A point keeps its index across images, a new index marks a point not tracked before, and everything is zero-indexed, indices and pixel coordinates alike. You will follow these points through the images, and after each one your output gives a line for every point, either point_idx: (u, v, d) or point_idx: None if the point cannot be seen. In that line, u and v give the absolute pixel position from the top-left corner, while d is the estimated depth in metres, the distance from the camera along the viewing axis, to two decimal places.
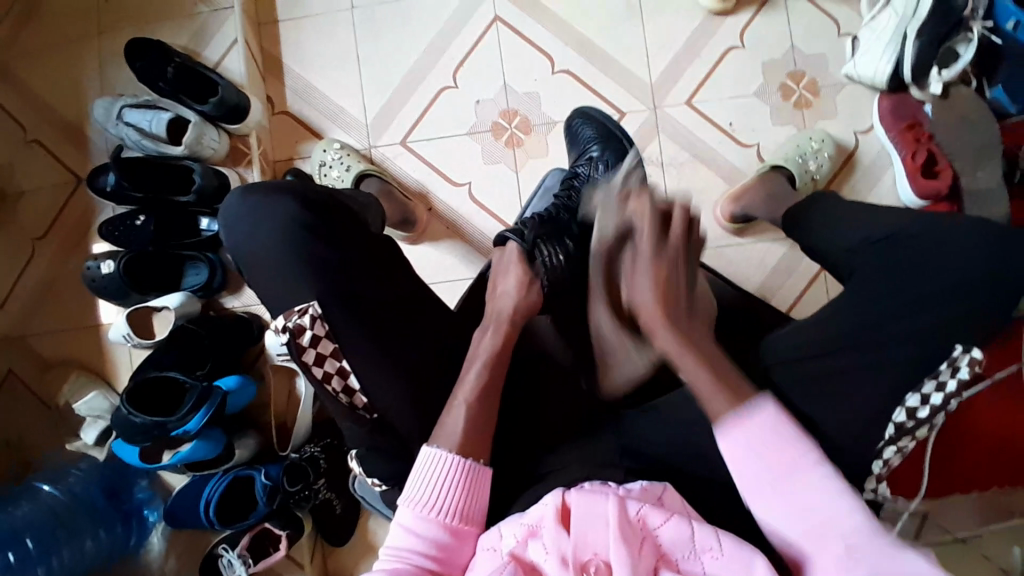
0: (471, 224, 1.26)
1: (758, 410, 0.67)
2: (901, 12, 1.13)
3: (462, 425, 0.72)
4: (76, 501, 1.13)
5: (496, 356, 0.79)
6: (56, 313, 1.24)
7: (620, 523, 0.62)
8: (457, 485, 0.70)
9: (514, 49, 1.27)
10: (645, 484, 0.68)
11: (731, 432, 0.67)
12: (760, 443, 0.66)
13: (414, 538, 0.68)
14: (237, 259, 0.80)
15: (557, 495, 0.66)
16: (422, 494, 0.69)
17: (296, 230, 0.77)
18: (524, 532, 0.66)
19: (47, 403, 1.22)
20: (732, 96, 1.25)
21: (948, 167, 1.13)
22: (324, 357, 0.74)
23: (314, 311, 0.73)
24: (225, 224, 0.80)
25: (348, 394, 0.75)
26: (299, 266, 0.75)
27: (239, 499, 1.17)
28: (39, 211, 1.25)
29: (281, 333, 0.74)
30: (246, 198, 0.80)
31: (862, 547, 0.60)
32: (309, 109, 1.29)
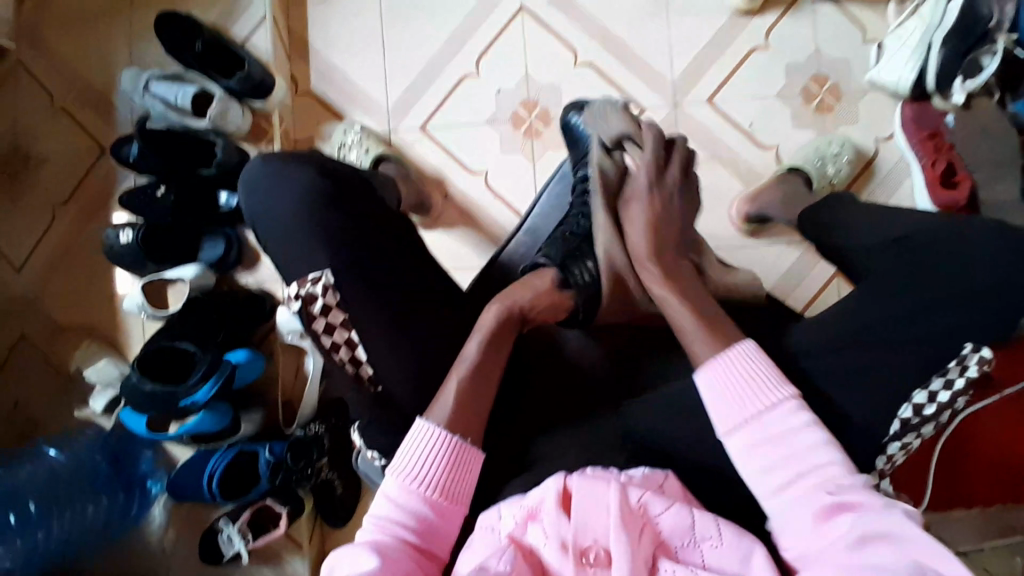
0: (486, 212, 1.26)
1: (736, 348, 0.70)
2: (929, 19, 1.12)
3: (455, 396, 0.73)
4: (80, 469, 1.13)
5: (498, 332, 0.77)
6: (72, 280, 1.25)
7: (622, 509, 0.62)
8: (442, 457, 0.70)
9: (538, 40, 1.28)
10: (645, 471, 0.69)
11: (713, 364, 0.70)
12: (740, 376, 0.68)
13: (396, 509, 0.68)
14: (254, 225, 0.81)
15: (559, 479, 0.66)
16: (408, 464, 0.70)
17: (313, 199, 0.78)
18: (524, 514, 0.66)
19: (58, 367, 1.24)
20: (753, 98, 1.25)
21: (967, 176, 1.10)
22: (334, 327, 0.75)
23: (327, 280, 0.74)
24: (246, 188, 0.82)
25: (356, 366, 0.76)
26: (314, 233, 0.76)
27: (240, 476, 1.17)
28: (61, 177, 1.27)
29: (293, 300, 0.75)
30: (269, 164, 0.81)
31: (845, 491, 0.60)
32: (331, 90, 1.30)
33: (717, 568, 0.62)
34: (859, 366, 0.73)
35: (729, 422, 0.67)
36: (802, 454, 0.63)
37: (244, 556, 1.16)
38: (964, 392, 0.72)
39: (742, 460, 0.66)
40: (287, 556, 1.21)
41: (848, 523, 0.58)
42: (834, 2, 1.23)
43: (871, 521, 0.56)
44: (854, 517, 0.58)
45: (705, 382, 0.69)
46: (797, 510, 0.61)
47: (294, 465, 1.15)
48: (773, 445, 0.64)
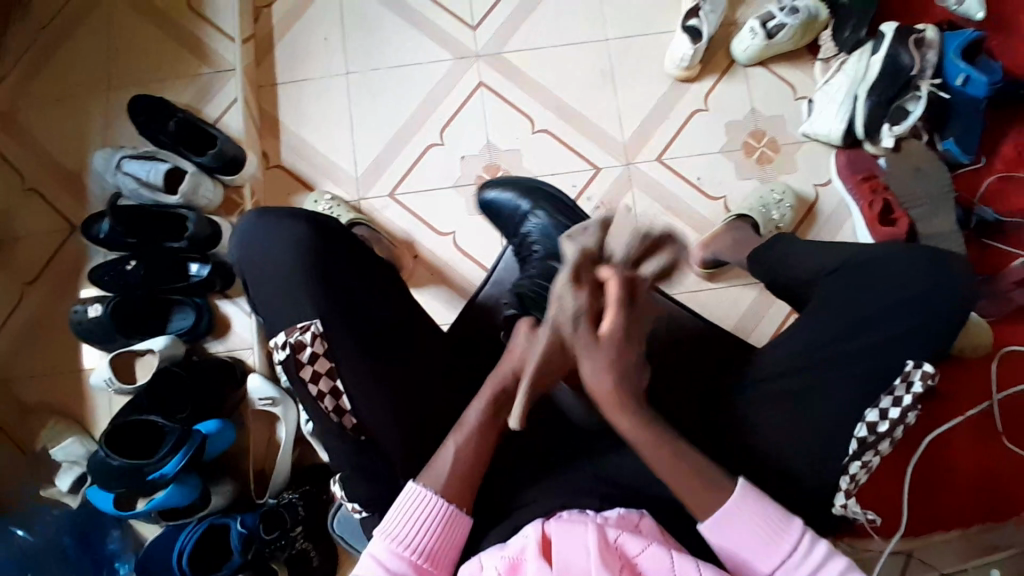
0: (455, 270, 1.30)
1: (734, 495, 0.72)
2: (853, 74, 1.26)
3: (451, 463, 0.74)
4: (51, 546, 1.14)
5: (500, 400, 0.77)
6: (38, 359, 1.24)
7: (601, 548, 0.64)
8: (429, 520, 0.71)
9: (496, 110, 1.37)
10: (621, 511, 0.71)
11: (711, 520, 0.71)
12: (742, 524, 0.71)
13: (383, 570, 0.69)
14: (244, 271, 0.81)
15: (537, 527, 0.68)
16: (394, 525, 0.71)
17: (305, 251, 0.79)
18: (506, 565, 0.66)
19: (21, 448, 1.20)
20: (698, 154, 1.34)
21: (903, 213, 1.21)
22: (319, 374, 0.75)
23: (316, 328, 0.76)
24: (238, 238, 0.82)
25: (339, 413, 0.75)
26: (295, 290, 0.78)
27: (211, 552, 1.12)
28: (30, 257, 1.27)
29: (281, 349, 0.75)
30: (264, 218, 0.81)
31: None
32: (301, 163, 1.36)
33: None
34: (817, 383, 0.80)
35: (754, 564, 0.70)
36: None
37: None
38: (914, 408, 0.76)
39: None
40: None
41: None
42: (764, 66, 1.36)
43: None
44: None
45: (714, 539, 0.72)
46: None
47: (269, 537, 1.11)
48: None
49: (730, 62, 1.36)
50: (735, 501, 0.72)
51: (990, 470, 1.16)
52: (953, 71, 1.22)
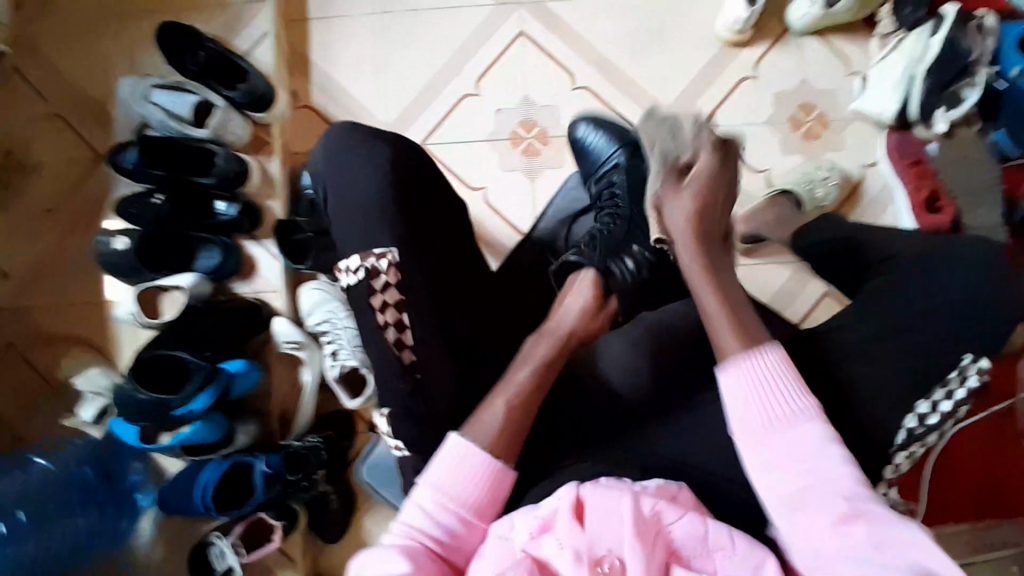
0: (485, 226, 1.29)
1: (764, 351, 0.70)
2: (911, 53, 1.19)
3: (497, 422, 0.73)
4: (69, 478, 1.09)
5: (550, 360, 0.80)
6: (62, 289, 1.23)
7: (636, 519, 0.64)
8: (482, 479, 0.70)
9: (537, 63, 1.32)
10: (659, 481, 0.71)
11: (737, 368, 0.70)
12: (756, 383, 0.69)
13: (431, 523, 0.68)
14: (326, 187, 0.81)
15: (571, 490, 0.68)
16: (449, 482, 0.69)
17: (379, 178, 0.79)
18: (538, 525, 0.66)
19: (45, 378, 1.21)
20: (744, 124, 1.29)
21: (950, 202, 1.18)
22: (387, 305, 0.74)
23: (392, 257, 0.75)
24: (324, 149, 0.83)
25: (398, 347, 0.74)
26: (346, 239, 0.78)
27: (235, 488, 1.13)
28: (54, 186, 1.25)
29: (354, 272, 0.76)
30: (355, 134, 0.82)
31: (859, 500, 0.61)
32: (333, 105, 1.32)
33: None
34: (865, 376, 0.79)
35: (750, 428, 0.67)
36: (821, 468, 0.63)
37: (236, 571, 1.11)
38: (965, 401, 0.78)
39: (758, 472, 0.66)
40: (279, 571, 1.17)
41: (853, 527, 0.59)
42: (819, 36, 1.30)
43: (876, 521, 0.59)
44: (865, 524, 0.59)
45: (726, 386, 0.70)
46: (813, 517, 0.61)
47: (291, 478, 1.13)
48: (780, 463, 0.65)
49: (784, 29, 1.30)
50: (762, 362, 0.70)
51: (1005, 466, 1.16)
52: (1011, 59, 1.17)
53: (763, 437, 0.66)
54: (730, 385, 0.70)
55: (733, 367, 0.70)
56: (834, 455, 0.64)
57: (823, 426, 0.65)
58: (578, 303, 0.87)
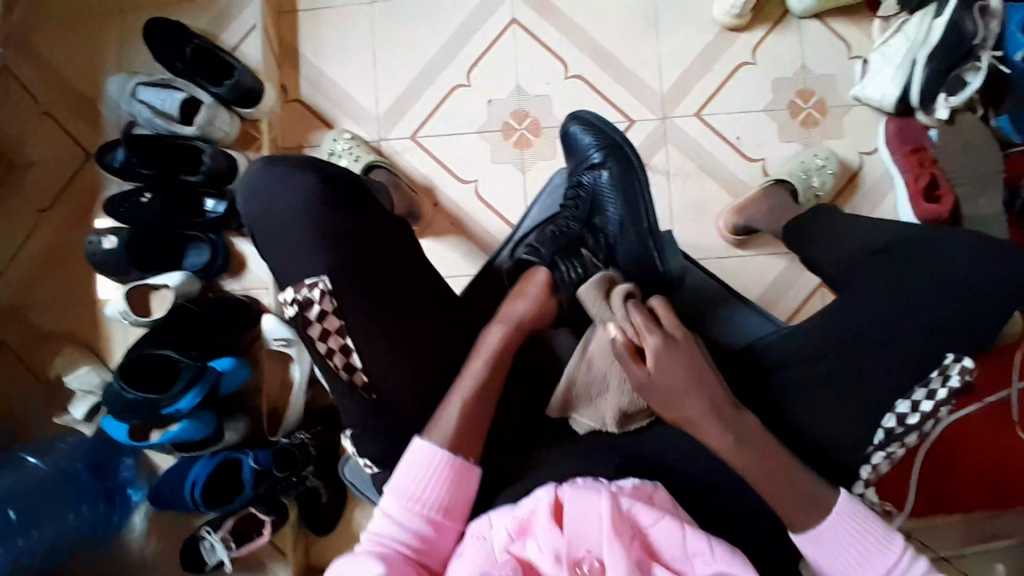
0: (475, 220, 1.27)
1: (836, 507, 0.69)
2: (913, 36, 1.14)
3: (457, 413, 0.72)
4: (62, 476, 1.11)
5: (501, 353, 0.77)
6: (53, 288, 1.24)
7: (613, 517, 0.62)
8: (445, 481, 0.70)
9: (529, 51, 1.29)
10: (635, 482, 0.68)
11: (811, 533, 0.69)
12: (841, 541, 0.69)
13: (398, 528, 0.68)
14: (254, 223, 0.79)
15: (550, 491, 0.65)
16: (405, 484, 0.69)
17: (311, 198, 0.77)
18: (515, 526, 0.64)
19: (37, 375, 1.22)
20: (741, 111, 1.26)
21: (949, 190, 1.14)
22: (329, 332, 0.75)
23: (324, 285, 0.74)
24: (245, 187, 0.80)
25: (348, 371, 0.75)
26: (314, 240, 0.75)
27: (226, 482, 1.14)
28: (45, 183, 1.25)
29: (289, 304, 0.75)
30: (272, 168, 0.79)
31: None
32: (321, 99, 1.31)
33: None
34: (850, 376, 0.77)
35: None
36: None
37: (226, 564, 1.12)
38: (947, 401, 0.77)
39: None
40: (271, 565, 1.18)
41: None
42: (819, 19, 1.25)
43: None
44: None
45: (807, 546, 0.70)
46: None
47: (280, 475, 1.12)
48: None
49: (784, 12, 1.26)
50: (859, 533, 0.69)
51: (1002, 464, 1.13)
52: (1015, 45, 1.10)
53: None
54: (805, 538, 0.70)
55: (810, 531, 0.69)
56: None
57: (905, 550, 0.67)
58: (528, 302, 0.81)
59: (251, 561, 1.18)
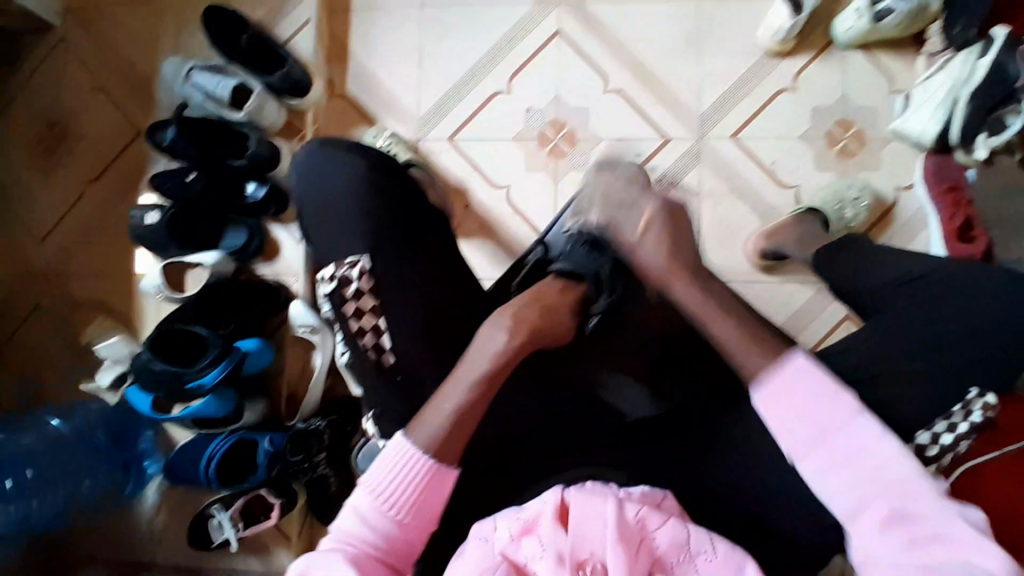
0: (504, 225, 1.29)
1: (792, 362, 0.66)
2: (956, 75, 1.13)
3: (450, 409, 0.69)
4: (81, 442, 1.15)
5: (519, 349, 0.72)
6: (91, 258, 1.28)
7: (619, 524, 0.62)
8: (417, 482, 0.68)
9: (571, 63, 1.31)
10: (644, 488, 0.68)
11: (769, 391, 0.66)
12: (800, 394, 0.64)
13: (364, 526, 0.67)
14: (301, 198, 0.88)
15: (556, 493, 0.65)
16: (380, 485, 0.68)
17: (355, 179, 0.85)
18: (519, 528, 0.64)
19: (70, 342, 1.26)
20: (777, 136, 1.27)
21: (984, 232, 1.11)
22: (363, 312, 0.82)
23: (364, 265, 0.82)
24: (298, 167, 0.89)
25: (377, 351, 0.82)
26: (357, 218, 0.84)
27: (238, 463, 1.16)
28: (94, 157, 1.30)
29: (329, 281, 0.83)
30: (323, 148, 0.87)
31: (909, 494, 0.59)
32: (366, 95, 1.34)
33: None
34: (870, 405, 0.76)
35: (797, 442, 0.64)
36: (881, 466, 0.61)
37: (232, 544, 1.15)
38: (968, 436, 0.74)
39: (812, 465, 0.64)
40: (275, 547, 1.20)
41: (910, 537, 0.58)
42: (863, 51, 1.26)
43: (924, 526, 0.58)
44: (914, 526, 0.59)
45: (765, 405, 0.66)
46: (863, 518, 0.61)
47: (292, 459, 1.14)
48: (820, 438, 0.63)
49: (828, 42, 1.26)
50: (827, 409, 0.64)
51: None
52: None
53: (822, 456, 0.63)
54: (763, 398, 0.66)
55: (772, 392, 0.65)
56: (895, 460, 0.61)
57: (872, 421, 0.63)
58: (562, 315, 0.76)
59: (258, 542, 1.20)
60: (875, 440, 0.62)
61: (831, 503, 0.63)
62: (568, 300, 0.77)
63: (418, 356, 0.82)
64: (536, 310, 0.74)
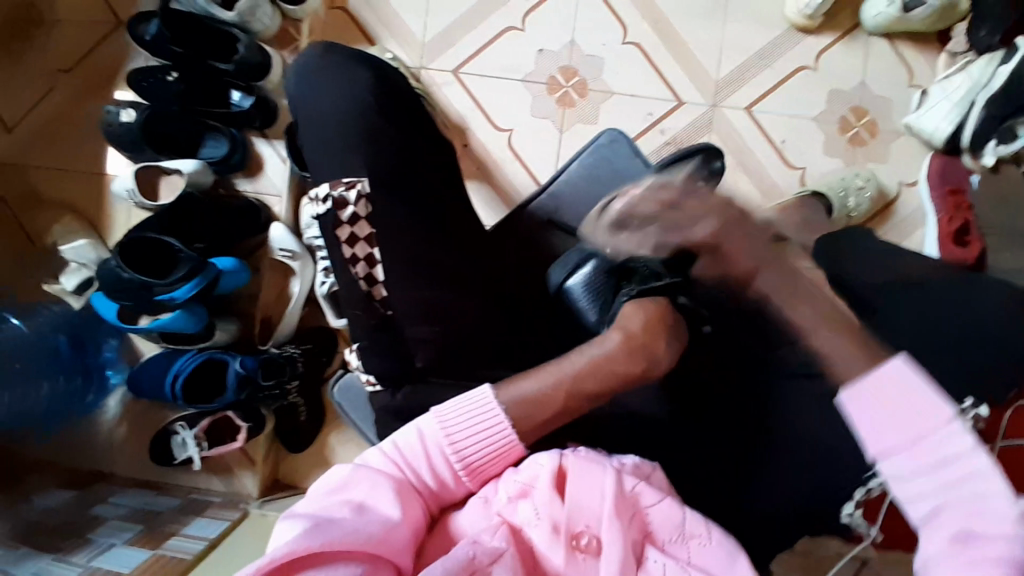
0: (503, 170, 1.24)
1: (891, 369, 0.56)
2: (975, 78, 1.12)
3: (531, 391, 0.67)
4: (42, 342, 1.07)
5: (640, 347, 0.73)
6: (61, 153, 1.19)
7: (616, 496, 0.59)
8: (500, 446, 0.64)
9: (591, 9, 1.24)
10: (635, 460, 0.65)
11: (863, 391, 0.56)
12: (891, 402, 0.55)
13: (422, 456, 0.63)
14: (298, 118, 0.83)
15: (554, 457, 0.62)
16: (457, 425, 0.64)
17: (355, 109, 0.79)
18: (517, 491, 0.61)
19: (34, 240, 1.19)
20: (791, 115, 1.24)
21: (979, 238, 1.09)
22: (357, 239, 0.76)
23: (362, 188, 0.76)
24: (295, 81, 0.83)
25: (370, 282, 0.76)
26: (359, 153, 0.78)
27: (205, 382, 1.12)
28: (71, 44, 1.20)
29: (323, 201, 0.77)
30: (324, 69, 0.82)
31: (991, 517, 0.51)
32: (369, 13, 1.26)
33: (701, 565, 0.59)
34: None
35: (884, 447, 0.55)
36: (966, 480, 0.53)
37: (195, 463, 1.12)
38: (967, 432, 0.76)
39: (897, 484, 0.55)
40: (238, 471, 1.18)
41: (968, 551, 0.51)
42: (888, 39, 1.22)
43: (1003, 547, 0.50)
44: (995, 544, 0.50)
45: (854, 409, 0.56)
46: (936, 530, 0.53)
47: (264, 383, 1.10)
48: (917, 453, 0.54)
49: (855, 24, 1.22)
50: (926, 416, 0.54)
51: None
52: None
53: (906, 464, 0.54)
54: (854, 399, 0.56)
55: (870, 393, 0.56)
56: (982, 474, 0.52)
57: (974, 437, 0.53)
58: (676, 340, 0.76)
59: (220, 465, 1.18)
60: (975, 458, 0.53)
61: (905, 507, 0.55)
62: (677, 326, 0.77)
63: (415, 301, 0.76)
64: (656, 335, 0.75)
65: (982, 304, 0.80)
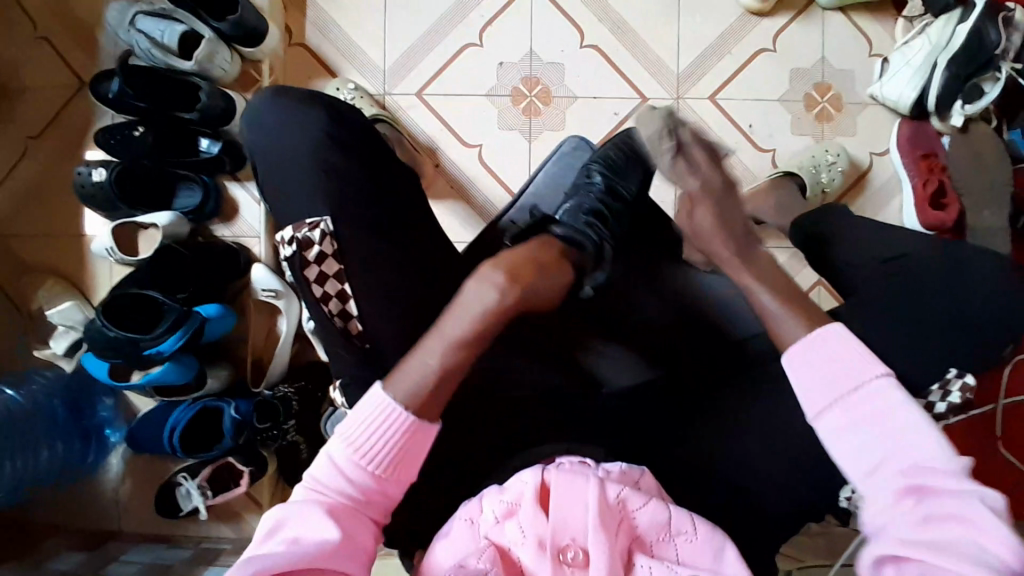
0: (477, 186, 1.25)
1: (829, 336, 0.60)
2: (935, 40, 1.11)
3: (411, 367, 0.63)
4: (39, 407, 1.08)
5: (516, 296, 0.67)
6: (39, 219, 1.20)
7: (601, 506, 0.59)
8: (396, 433, 0.61)
9: (546, 17, 1.25)
10: (623, 465, 0.65)
11: (801, 352, 0.61)
12: (825, 361, 0.59)
13: (342, 476, 0.60)
14: (257, 159, 0.83)
15: (536, 472, 0.61)
16: (358, 429, 0.61)
17: (313, 145, 0.80)
18: (502, 511, 0.60)
19: (21, 308, 1.20)
20: (756, 98, 1.24)
21: (956, 198, 1.13)
22: (326, 277, 0.76)
23: (324, 227, 0.77)
24: (250, 123, 0.83)
25: (343, 318, 0.76)
26: (321, 189, 0.78)
27: (203, 430, 1.12)
28: (37, 110, 1.21)
29: (287, 244, 0.76)
30: (280, 108, 0.82)
31: (929, 472, 0.53)
32: (327, 46, 1.27)
33: (690, 562, 0.60)
34: None
35: (818, 405, 0.59)
36: (903, 437, 0.55)
37: (201, 512, 1.13)
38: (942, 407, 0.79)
39: (837, 444, 0.57)
40: (246, 515, 1.18)
41: (918, 505, 0.52)
42: (844, 13, 1.22)
43: (944, 503, 0.51)
44: (933, 499, 0.52)
45: (794, 367, 0.61)
46: (876, 489, 0.55)
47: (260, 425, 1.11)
48: (855, 411, 0.57)
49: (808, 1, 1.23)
50: (857, 374, 0.58)
51: None
52: None
53: (845, 420, 0.57)
54: (794, 359, 0.61)
55: (808, 355, 0.60)
56: (919, 433, 0.55)
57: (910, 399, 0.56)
58: (550, 286, 0.71)
59: (227, 511, 1.18)
60: (908, 412, 0.55)
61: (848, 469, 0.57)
62: (557, 273, 0.72)
63: (390, 330, 0.76)
64: (531, 275, 0.69)
65: (957, 269, 0.80)
